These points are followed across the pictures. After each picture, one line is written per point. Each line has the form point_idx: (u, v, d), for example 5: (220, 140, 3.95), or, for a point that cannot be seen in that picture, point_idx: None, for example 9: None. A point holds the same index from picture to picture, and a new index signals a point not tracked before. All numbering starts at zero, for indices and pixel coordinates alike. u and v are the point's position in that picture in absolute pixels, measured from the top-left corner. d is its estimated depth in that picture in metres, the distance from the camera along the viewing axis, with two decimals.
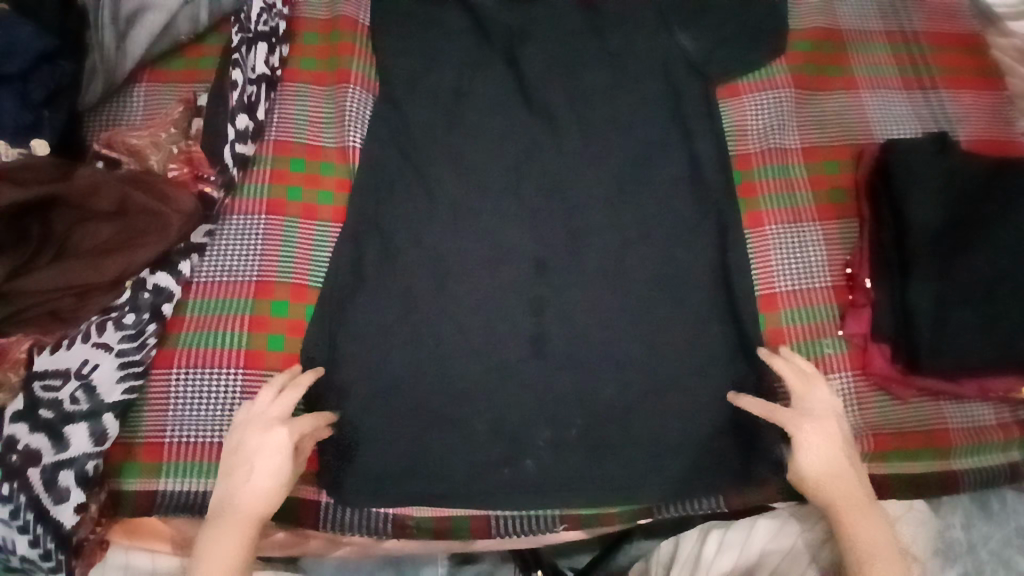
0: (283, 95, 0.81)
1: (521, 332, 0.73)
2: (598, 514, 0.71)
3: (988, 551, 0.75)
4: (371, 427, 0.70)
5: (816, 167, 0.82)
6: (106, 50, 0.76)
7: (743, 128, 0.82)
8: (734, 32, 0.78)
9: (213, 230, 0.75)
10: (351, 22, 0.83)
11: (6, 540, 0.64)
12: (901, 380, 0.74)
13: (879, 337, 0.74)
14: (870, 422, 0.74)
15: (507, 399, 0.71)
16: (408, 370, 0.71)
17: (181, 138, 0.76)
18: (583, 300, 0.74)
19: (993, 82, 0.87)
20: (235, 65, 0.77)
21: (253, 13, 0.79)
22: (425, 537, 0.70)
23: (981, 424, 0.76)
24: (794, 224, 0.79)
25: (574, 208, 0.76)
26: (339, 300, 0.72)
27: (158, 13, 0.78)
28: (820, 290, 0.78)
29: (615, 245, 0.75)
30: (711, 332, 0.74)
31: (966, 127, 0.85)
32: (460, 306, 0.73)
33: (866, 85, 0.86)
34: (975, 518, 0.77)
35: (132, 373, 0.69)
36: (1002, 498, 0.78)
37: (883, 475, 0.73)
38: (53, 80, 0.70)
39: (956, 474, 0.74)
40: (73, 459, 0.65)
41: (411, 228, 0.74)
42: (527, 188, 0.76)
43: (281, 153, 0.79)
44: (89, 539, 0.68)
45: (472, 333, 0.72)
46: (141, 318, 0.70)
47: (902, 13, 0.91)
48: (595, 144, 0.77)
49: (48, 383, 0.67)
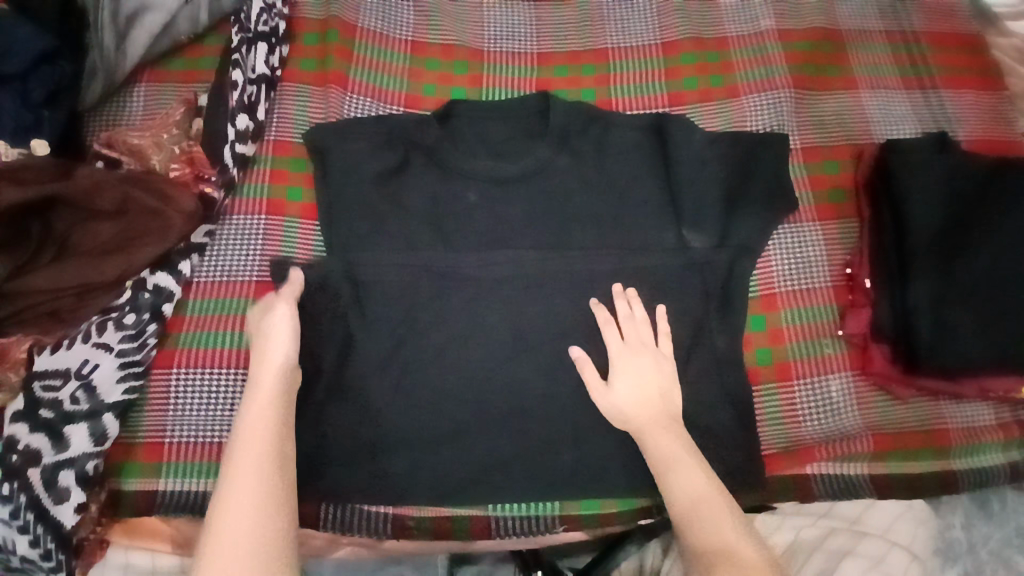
0: (283, 95, 0.81)
1: (528, 332, 0.71)
2: (597, 515, 0.71)
3: (988, 550, 0.80)
4: (371, 430, 0.69)
5: (815, 167, 0.81)
6: (106, 50, 0.76)
7: (742, 126, 0.82)
8: (703, 31, 0.87)
9: (213, 230, 0.75)
10: (351, 26, 0.83)
11: (6, 540, 0.63)
12: (901, 380, 0.74)
13: (879, 338, 0.74)
14: (870, 421, 0.75)
15: (507, 399, 0.70)
16: (406, 371, 0.70)
17: (182, 138, 0.76)
18: (580, 299, 0.72)
19: (992, 82, 0.87)
20: (235, 66, 0.77)
21: (253, 13, 0.79)
22: (424, 538, 0.70)
23: (982, 424, 0.76)
24: (794, 225, 0.79)
25: (580, 207, 0.74)
26: (325, 302, 0.70)
27: (159, 13, 0.78)
28: (820, 290, 0.78)
29: (619, 242, 0.73)
30: (710, 329, 0.73)
31: (966, 127, 0.85)
32: (463, 307, 0.71)
33: (866, 85, 0.86)
34: (975, 519, 0.81)
35: (132, 373, 0.69)
36: (1003, 498, 0.82)
37: (882, 475, 0.74)
38: (52, 80, 0.70)
39: (954, 474, 0.74)
40: (73, 459, 0.66)
41: (408, 220, 0.73)
42: (530, 185, 0.74)
43: (281, 153, 0.79)
44: (89, 538, 0.68)
45: (472, 334, 0.71)
46: (141, 318, 0.70)
47: (902, 12, 0.90)
48: (607, 144, 0.75)
49: (48, 383, 0.67)
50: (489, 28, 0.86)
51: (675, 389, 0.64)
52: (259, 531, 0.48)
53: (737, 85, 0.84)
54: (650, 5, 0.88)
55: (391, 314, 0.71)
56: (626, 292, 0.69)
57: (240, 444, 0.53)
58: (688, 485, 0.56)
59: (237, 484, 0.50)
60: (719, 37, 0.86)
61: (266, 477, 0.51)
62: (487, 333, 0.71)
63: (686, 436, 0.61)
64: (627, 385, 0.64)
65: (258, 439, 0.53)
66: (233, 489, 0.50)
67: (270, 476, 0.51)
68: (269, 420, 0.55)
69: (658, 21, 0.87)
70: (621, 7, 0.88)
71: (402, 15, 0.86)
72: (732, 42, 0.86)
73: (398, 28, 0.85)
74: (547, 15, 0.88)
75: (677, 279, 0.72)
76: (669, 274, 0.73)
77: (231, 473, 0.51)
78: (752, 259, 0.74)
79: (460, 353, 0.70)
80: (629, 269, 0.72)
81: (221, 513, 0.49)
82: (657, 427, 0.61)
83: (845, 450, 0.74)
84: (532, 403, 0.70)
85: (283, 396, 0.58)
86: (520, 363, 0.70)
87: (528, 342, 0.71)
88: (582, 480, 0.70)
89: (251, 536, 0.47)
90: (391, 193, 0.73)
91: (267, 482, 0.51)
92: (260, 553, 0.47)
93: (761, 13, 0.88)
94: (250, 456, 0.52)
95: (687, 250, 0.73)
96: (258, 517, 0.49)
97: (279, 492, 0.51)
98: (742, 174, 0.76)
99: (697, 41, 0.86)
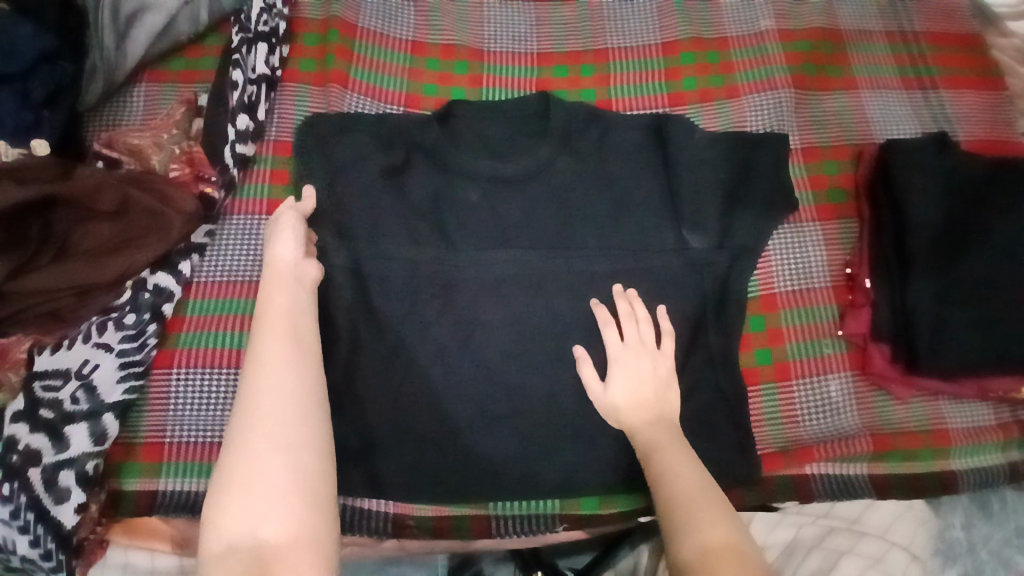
0: (283, 95, 0.81)
1: (528, 333, 0.71)
2: (598, 514, 0.72)
3: (988, 550, 0.80)
4: (371, 430, 0.69)
5: (816, 167, 0.81)
6: (106, 50, 0.76)
7: (743, 126, 0.82)
8: (702, 31, 0.87)
9: (213, 230, 0.75)
10: (351, 26, 0.83)
11: (6, 540, 0.63)
12: (901, 380, 0.74)
13: (879, 338, 0.74)
14: (870, 421, 0.75)
15: (508, 400, 0.70)
16: (406, 372, 0.70)
17: (182, 138, 0.76)
18: (581, 300, 0.72)
19: (992, 82, 0.88)
20: (235, 66, 0.76)
21: (253, 13, 0.79)
22: (425, 537, 0.71)
23: (981, 424, 0.76)
24: (794, 225, 0.79)
25: (580, 207, 0.74)
26: (325, 302, 0.70)
27: (159, 13, 0.78)
28: (820, 290, 0.78)
29: (620, 243, 0.73)
30: (709, 330, 0.73)
31: (965, 127, 0.85)
32: (463, 308, 0.71)
33: (866, 85, 0.86)
34: (975, 519, 0.81)
35: (132, 373, 0.69)
36: (1002, 498, 0.82)
37: (882, 475, 0.74)
38: (53, 80, 0.70)
39: (954, 474, 0.75)
40: (73, 459, 0.66)
41: (408, 219, 0.73)
42: (530, 185, 0.74)
43: (281, 153, 0.79)
44: (89, 538, 0.67)
45: (472, 335, 0.71)
46: (141, 318, 0.70)
47: (902, 13, 0.90)
48: (608, 145, 0.75)
49: (48, 383, 0.67)
50: (489, 28, 0.86)
51: (672, 389, 0.64)
52: (284, 403, 0.49)
53: (737, 85, 0.84)
54: (651, 5, 0.88)
55: (391, 314, 0.71)
56: (627, 292, 0.69)
57: (261, 328, 0.54)
58: (684, 488, 0.54)
59: (260, 363, 0.52)
60: (718, 36, 0.86)
61: (289, 356, 0.52)
62: (487, 334, 0.71)
63: (679, 431, 0.61)
64: (626, 385, 0.64)
65: (277, 322, 0.54)
66: (259, 367, 0.51)
67: (292, 355, 0.52)
68: (288, 306, 0.56)
69: (658, 21, 0.87)
70: (620, 7, 0.88)
71: (402, 15, 0.86)
72: (732, 42, 0.86)
73: (398, 28, 0.85)
74: (547, 15, 0.88)
75: (676, 279, 0.73)
76: (669, 274, 0.73)
77: (254, 359, 0.52)
78: (752, 259, 0.74)
79: (460, 354, 0.70)
80: (629, 270, 0.72)
81: (248, 389, 0.50)
82: (650, 425, 0.60)
83: (845, 450, 0.74)
84: (533, 404, 0.70)
85: (301, 289, 0.59)
86: (521, 364, 0.70)
87: (529, 342, 0.71)
88: (582, 480, 0.70)
89: (276, 407, 0.49)
90: (391, 193, 0.73)
91: (288, 361, 0.52)
92: (286, 423, 0.48)
93: (761, 13, 0.88)
94: (270, 338, 0.53)
95: (687, 250, 0.73)
96: (282, 391, 0.50)
97: (302, 368, 0.52)
98: (741, 174, 0.77)
99: (697, 41, 0.86)
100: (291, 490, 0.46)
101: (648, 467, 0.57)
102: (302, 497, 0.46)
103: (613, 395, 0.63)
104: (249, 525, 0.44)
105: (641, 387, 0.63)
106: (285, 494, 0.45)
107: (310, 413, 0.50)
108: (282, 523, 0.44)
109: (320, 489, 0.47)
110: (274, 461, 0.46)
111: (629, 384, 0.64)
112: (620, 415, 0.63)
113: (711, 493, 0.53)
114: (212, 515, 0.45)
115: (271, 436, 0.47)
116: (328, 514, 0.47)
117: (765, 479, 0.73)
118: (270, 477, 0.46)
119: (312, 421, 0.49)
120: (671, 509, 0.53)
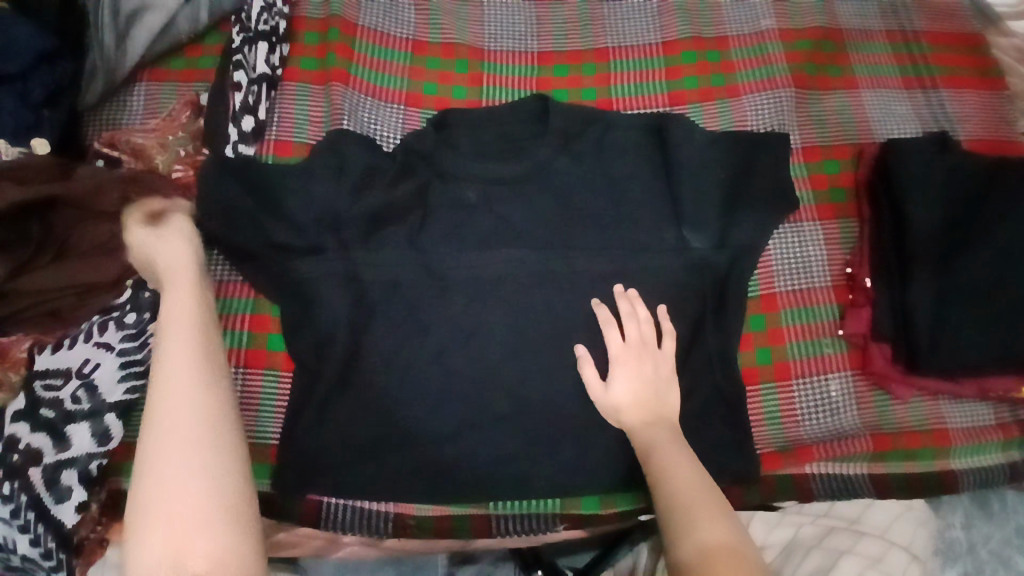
0: (283, 95, 0.81)
1: (529, 334, 0.71)
2: (598, 514, 0.73)
3: (987, 550, 0.80)
4: (371, 431, 0.69)
5: (816, 167, 0.81)
6: (106, 50, 0.77)
7: (743, 126, 0.82)
8: (701, 30, 0.87)
9: None
10: (351, 25, 0.83)
11: (7, 539, 0.64)
12: (901, 380, 0.74)
13: (879, 338, 0.74)
14: (870, 421, 0.75)
15: (508, 401, 0.70)
16: (405, 371, 0.70)
17: (188, 141, 0.76)
18: (580, 299, 0.72)
19: (993, 82, 0.88)
20: (236, 66, 0.77)
21: (253, 12, 0.79)
22: (425, 536, 0.71)
23: (981, 424, 0.76)
24: (794, 225, 0.79)
25: (579, 208, 0.74)
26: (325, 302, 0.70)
27: (158, 13, 0.78)
28: (820, 290, 0.78)
29: (620, 244, 0.73)
30: (710, 330, 0.73)
31: (966, 127, 0.85)
32: (463, 310, 0.71)
33: (866, 84, 0.86)
34: (975, 519, 0.81)
35: (133, 373, 0.68)
36: (1002, 498, 0.82)
37: (882, 475, 0.74)
38: (53, 80, 0.70)
39: (954, 474, 0.75)
40: (74, 459, 0.66)
41: (408, 218, 0.73)
42: (531, 186, 0.74)
43: (281, 153, 0.79)
44: (89, 538, 0.68)
45: (473, 336, 0.70)
46: (142, 318, 0.69)
47: (903, 12, 0.90)
48: (609, 147, 0.75)
49: (48, 383, 0.67)
50: (489, 27, 0.86)
51: (671, 390, 0.64)
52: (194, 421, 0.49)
53: (737, 85, 0.84)
54: (651, 5, 0.88)
55: (389, 314, 0.70)
56: (627, 292, 0.69)
57: (168, 348, 0.54)
58: (682, 487, 0.54)
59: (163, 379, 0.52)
60: (719, 35, 0.86)
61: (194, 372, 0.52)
62: (488, 335, 0.70)
63: (678, 431, 0.61)
64: (627, 385, 0.64)
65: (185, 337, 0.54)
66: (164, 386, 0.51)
67: (197, 376, 0.52)
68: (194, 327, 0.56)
69: (659, 20, 0.87)
70: (621, 7, 0.88)
71: (402, 15, 0.85)
72: (732, 41, 0.86)
73: (399, 28, 0.85)
74: (547, 14, 0.88)
75: (677, 279, 0.73)
76: (669, 274, 0.72)
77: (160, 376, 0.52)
78: (752, 259, 0.74)
79: (460, 355, 0.70)
80: (630, 270, 0.72)
81: (155, 417, 0.49)
82: (651, 426, 0.61)
83: (845, 450, 0.74)
84: (532, 405, 0.70)
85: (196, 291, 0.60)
86: (521, 364, 0.70)
87: (529, 343, 0.71)
88: (581, 480, 0.70)
89: (182, 426, 0.49)
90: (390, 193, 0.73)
91: (195, 382, 0.51)
92: (201, 446, 0.48)
93: (761, 12, 0.88)
94: (180, 358, 0.53)
95: (687, 249, 0.73)
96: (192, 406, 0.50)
97: (210, 396, 0.51)
98: (742, 175, 0.77)
99: (697, 40, 0.86)
100: (208, 506, 0.46)
101: (648, 467, 0.57)
102: (223, 518, 0.46)
103: (614, 395, 0.63)
104: (168, 547, 0.44)
105: (645, 389, 0.63)
106: (205, 511, 0.45)
107: (224, 438, 0.49)
108: (203, 541, 0.44)
109: (240, 505, 0.47)
110: (193, 477, 0.46)
111: (632, 387, 0.64)
112: (623, 414, 0.63)
113: (709, 491, 0.54)
114: (130, 548, 0.45)
115: (184, 460, 0.47)
116: (246, 528, 0.46)
117: (766, 479, 0.73)
118: (185, 500, 0.45)
119: (230, 444, 0.49)
120: (668, 508, 0.53)
